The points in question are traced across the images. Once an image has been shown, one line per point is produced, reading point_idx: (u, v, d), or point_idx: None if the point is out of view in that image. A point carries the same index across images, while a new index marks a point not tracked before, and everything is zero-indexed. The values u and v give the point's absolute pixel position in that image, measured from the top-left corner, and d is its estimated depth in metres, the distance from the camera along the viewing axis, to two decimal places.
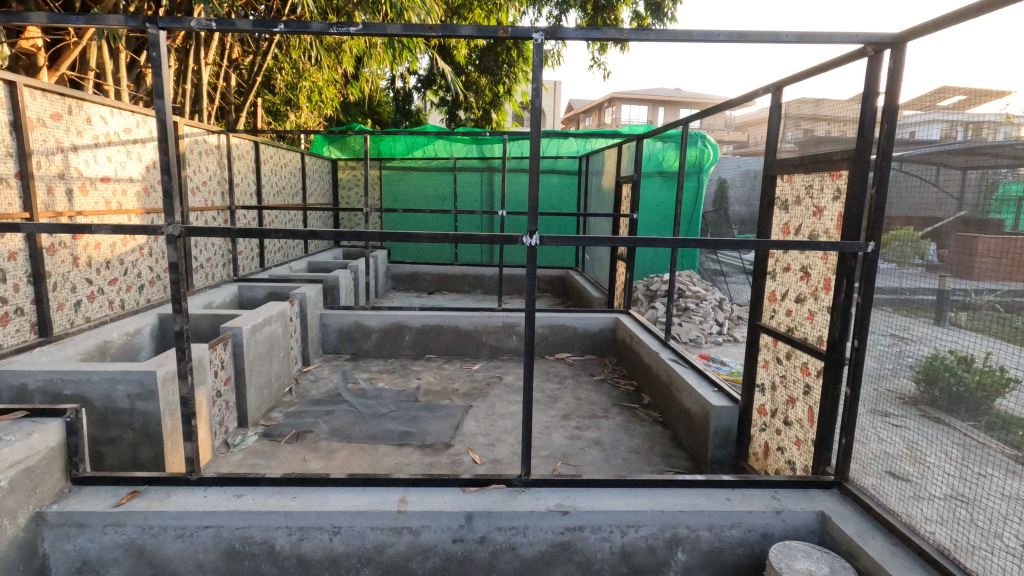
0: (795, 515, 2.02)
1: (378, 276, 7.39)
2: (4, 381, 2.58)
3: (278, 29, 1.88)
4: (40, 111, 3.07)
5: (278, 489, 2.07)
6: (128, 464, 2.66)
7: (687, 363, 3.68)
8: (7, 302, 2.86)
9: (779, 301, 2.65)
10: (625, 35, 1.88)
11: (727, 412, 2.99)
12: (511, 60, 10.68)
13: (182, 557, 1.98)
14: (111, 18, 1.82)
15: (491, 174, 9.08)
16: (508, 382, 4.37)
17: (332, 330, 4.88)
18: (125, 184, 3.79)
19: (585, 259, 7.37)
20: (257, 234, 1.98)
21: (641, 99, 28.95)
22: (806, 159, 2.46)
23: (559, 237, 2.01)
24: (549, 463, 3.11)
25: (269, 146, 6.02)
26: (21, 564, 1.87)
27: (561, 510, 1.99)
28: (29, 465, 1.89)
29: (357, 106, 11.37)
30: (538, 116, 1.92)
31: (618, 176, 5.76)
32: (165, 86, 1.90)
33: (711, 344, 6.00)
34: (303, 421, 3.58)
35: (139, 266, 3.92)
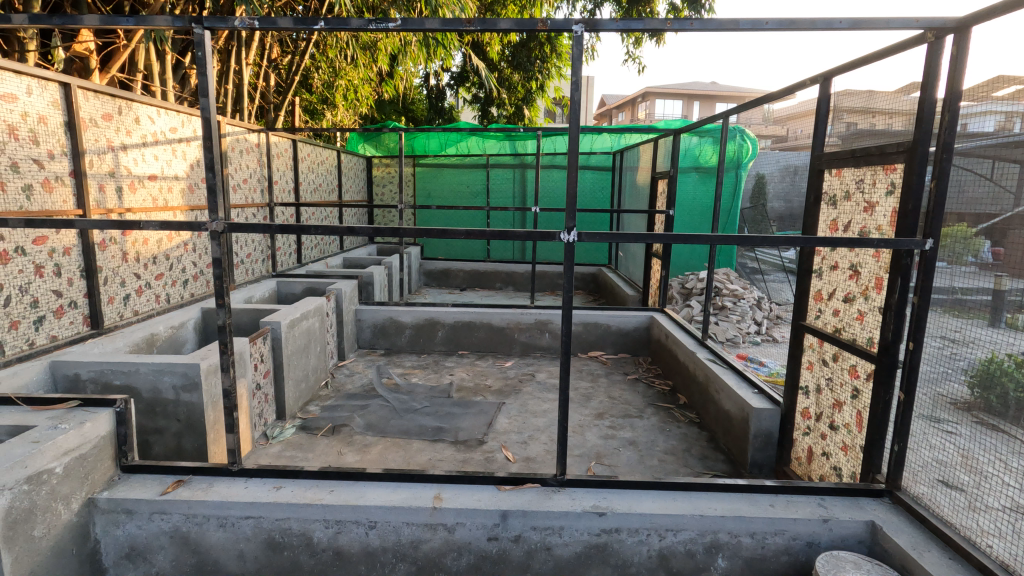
0: (843, 524, 1.93)
1: (411, 272, 7.46)
2: (59, 371, 2.70)
3: (319, 27, 1.90)
4: (92, 112, 3.19)
5: (316, 483, 2.10)
6: (173, 454, 2.75)
7: (725, 363, 3.58)
8: (62, 295, 2.98)
9: (825, 300, 2.55)
10: (668, 25, 1.82)
11: (767, 414, 2.90)
12: (544, 56, 10.60)
13: (224, 546, 2.03)
14: (159, 19, 1.87)
15: (524, 170, 9.04)
16: (541, 380, 4.34)
17: (367, 326, 4.95)
18: (171, 182, 3.91)
19: (619, 256, 7.27)
20: (296, 230, 2.00)
21: (675, 94, 28.43)
22: (857, 152, 2.35)
23: (598, 234, 1.97)
24: (584, 462, 3.07)
25: (307, 144, 6.13)
26: (74, 547, 1.95)
27: (598, 512, 1.96)
28: (82, 453, 1.97)
29: (391, 103, 11.48)
30: (577, 111, 1.87)
31: (654, 172, 5.65)
32: (210, 85, 1.94)
33: (749, 344, 5.85)
34: (339, 414, 3.64)
35: (183, 262, 4.04)
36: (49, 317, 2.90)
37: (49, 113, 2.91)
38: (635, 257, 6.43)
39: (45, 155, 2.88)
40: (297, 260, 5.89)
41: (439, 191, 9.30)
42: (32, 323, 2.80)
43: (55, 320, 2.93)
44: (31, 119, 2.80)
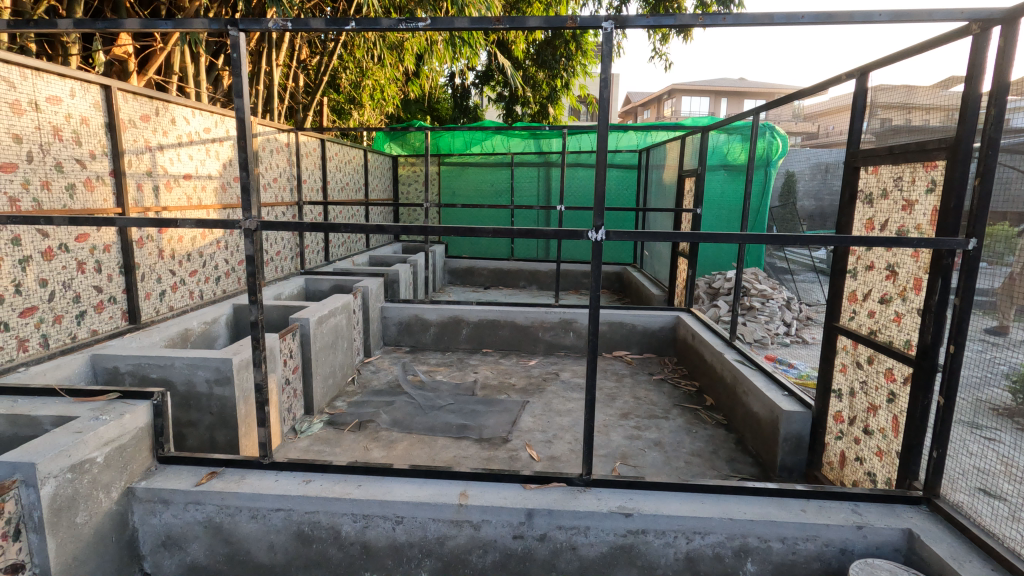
0: (878, 531, 1.88)
1: (436, 270, 7.51)
2: (99, 364, 2.80)
3: (350, 27, 1.92)
4: (131, 113, 3.29)
5: (344, 477, 2.14)
6: (207, 446, 2.82)
7: (754, 364, 3.51)
8: (102, 291, 3.08)
9: (860, 301, 2.48)
10: (700, 20, 1.79)
11: (798, 417, 2.83)
12: (569, 54, 10.51)
13: (255, 537, 2.07)
14: (196, 22, 1.91)
15: (548, 169, 9.02)
16: (565, 379, 4.32)
17: (392, 323, 5.00)
18: (204, 181, 4.01)
19: (644, 255, 7.20)
20: (326, 228, 2.03)
21: (702, 91, 28.01)
22: (895, 149, 2.28)
23: (626, 232, 1.95)
24: (608, 462, 3.05)
25: (334, 143, 6.22)
26: (114, 534, 2.01)
27: (624, 512, 1.94)
28: (122, 443, 2.04)
29: (417, 102, 11.56)
30: (606, 109, 1.86)
31: (680, 170, 5.58)
32: (244, 86, 1.98)
33: (778, 345, 5.73)
34: (365, 410, 3.69)
35: (216, 259, 4.13)
36: (90, 312, 3.00)
37: (91, 114, 3.01)
38: (661, 256, 6.35)
39: (87, 155, 2.98)
40: (324, 257, 5.98)
41: (464, 189, 9.34)
42: (74, 317, 2.90)
43: (96, 315, 3.04)
44: (73, 121, 2.90)
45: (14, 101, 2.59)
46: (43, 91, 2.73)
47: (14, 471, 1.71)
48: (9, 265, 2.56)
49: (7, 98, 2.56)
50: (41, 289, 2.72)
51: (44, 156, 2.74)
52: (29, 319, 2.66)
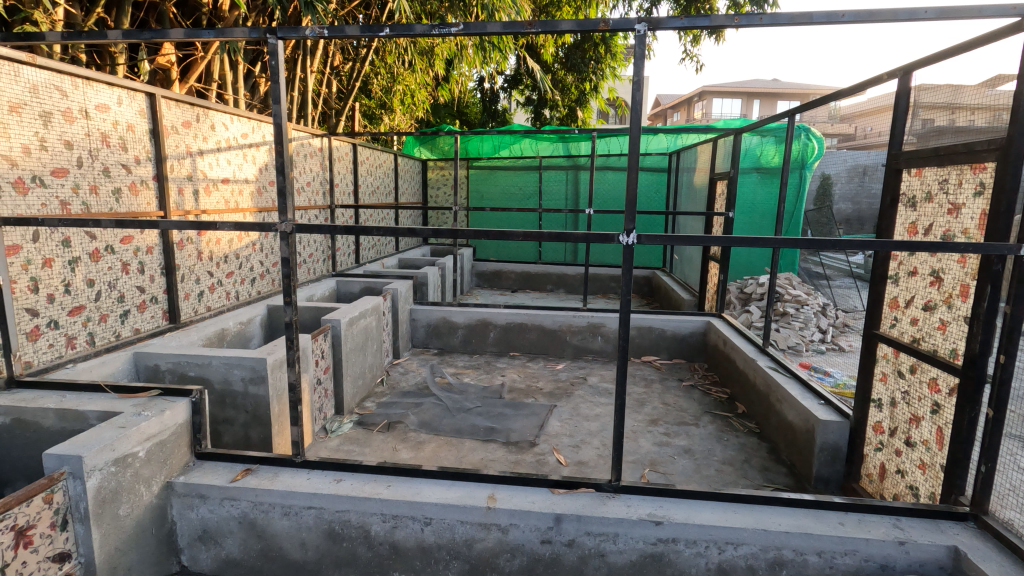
0: (922, 548, 1.81)
1: (464, 273, 7.55)
2: (141, 361, 2.90)
3: (384, 33, 1.95)
4: (174, 120, 3.41)
5: (374, 477, 2.16)
6: (242, 443, 2.90)
7: (788, 372, 3.42)
8: (144, 291, 3.19)
9: (902, 308, 2.39)
10: (736, 21, 1.76)
11: (835, 427, 2.75)
12: (598, 57, 10.51)
13: (288, 534, 2.11)
14: (237, 31, 1.97)
15: (577, 172, 8.99)
16: (593, 384, 4.29)
17: (421, 325, 5.04)
18: (241, 185, 4.12)
19: (674, 259, 7.12)
20: (359, 231, 2.07)
21: (734, 92, 27.54)
22: (941, 150, 2.18)
23: (657, 235, 1.93)
24: (637, 469, 3.01)
25: (366, 148, 6.32)
26: (154, 526, 2.07)
27: (654, 520, 1.91)
28: (162, 439, 2.10)
29: (446, 107, 11.67)
30: (638, 113, 1.84)
31: (712, 173, 5.50)
32: (281, 92, 2.03)
33: (813, 353, 5.57)
34: (393, 411, 3.72)
35: (251, 261, 4.24)
36: (133, 311, 3.11)
37: (136, 121, 3.13)
38: (691, 260, 6.26)
39: (132, 161, 3.10)
40: (355, 260, 6.07)
41: (492, 193, 9.38)
42: (119, 316, 3.02)
43: (138, 314, 3.15)
44: (120, 128, 3.02)
45: (66, 109, 2.71)
46: (93, 100, 2.85)
47: (62, 464, 1.78)
48: (60, 265, 2.68)
49: (60, 106, 2.68)
50: (88, 288, 2.83)
51: (92, 162, 2.86)
52: (77, 318, 2.77)
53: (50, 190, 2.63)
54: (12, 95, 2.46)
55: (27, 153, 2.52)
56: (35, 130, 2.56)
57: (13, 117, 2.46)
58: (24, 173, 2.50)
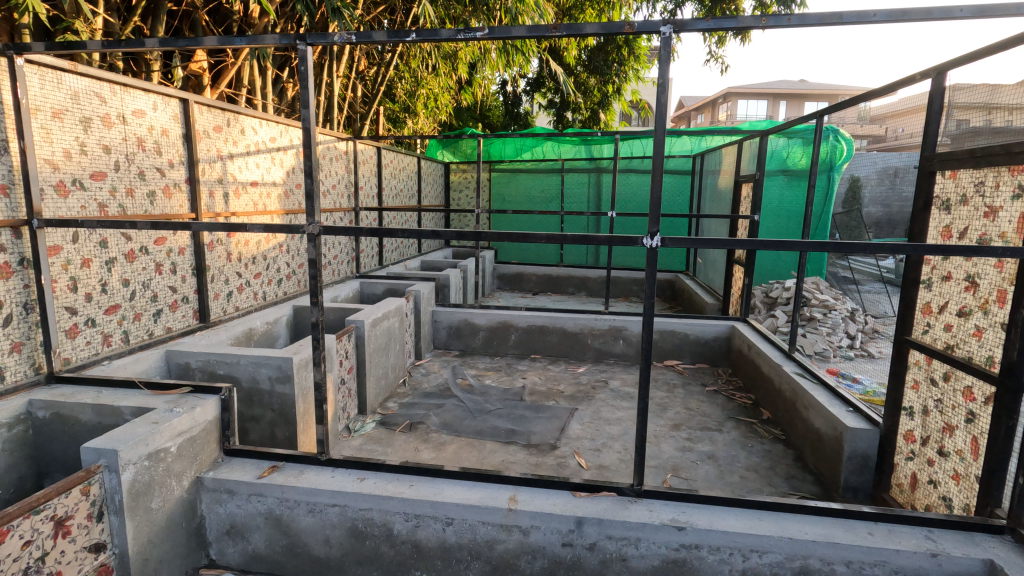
0: (956, 560, 1.75)
1: (485, 275, 7.58)
2: (173, 359, 2.99)
3: (410, 38, 1.97)
4: (206, 124, 3.50)
5: (397, 476, 2.19)
6: (268, 440, 2.95)
7: (815, 378, 3.35)
8: (176, 291, 3.28)
9: (935, 314, 2.33)
10: (763, 22, 1.74)
11: (864, 435, 2.68)
12: (621, 59, 10.48)
13: (312, 531, 2.15)
14: (268, 38, 2.02)
15: (599, 175, 8.97)
16: (615, 388, 4.26)
17: (442, 327, 5.08)
18: (269, 188, 4.20)
19: (698, 262, 7.03)
20: (384, 233, 2.09)
21: (759, 94, 27.17)
22: (977, 151, 2.12)
23: (681, 238, 1.91)
24: (659, 474, 2.98)
25: (390, 151, 6.40)
26: (184, 520, 2.13)
27: (677, 525, 1.90)
28: (192, 434, 2.16)
29: (469, 110, 11.74)
30: (663, 115, 1.84)
31: (737, 175, 5.42)
32: (310, 96, 2.07)
33: (841, 359, 5.45)
34: (415, 412, 3.75)
35: (278, 262, 4.32)
36: (166, 311, 3.20)
37: (170, 126, 3.23)
38: (715, 264, 6.18)
39: (166, 164, 3.20)
40: (378, 262, 6.15)
41: (514, 196, 9.41)
42: (152, 315, 3.11)
43: (170, 314, 3.24)
44: (155, 132, 3.12)
45: (105, 115, 2.81)
46: (130, 106, 2.94)
47: (99, 457, 1.84)
48: (97, 266, 2.77)
49: (99, 112, 2.77)
50: (124, 288, 2.93)
51: (129, 166, 2.96)
52: (113, 316, 2.86)
53: (89, 193, 2.73)
54: (55, 102, 2.55)
55: (69, 157, 2.62)
56: (76, 135, 2.66)
57: (56, 122, 2.56)
58: (65, 176, 2.60)
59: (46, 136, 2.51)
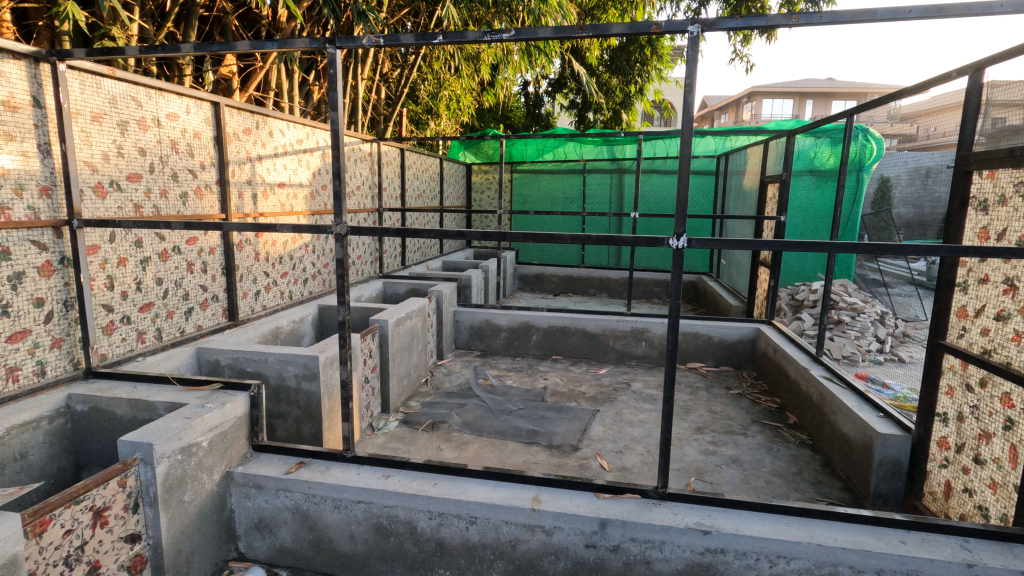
0: (992, 572, 1.70)
1: (506, 275, 7.59)
2: (203, 356, 3.06)
3: (437, 41, 1.99)
4: (236, 127, 3.58)
5: (421, 475, 2.21)
6: (294, 437, 3.00)
7: (844, 383, 3.28)
8: (207, 289, 3.36)
9: (971, 318, 2.27)
10: (793, 20, 1.71)
11: (895, 441, 2.62)
12: (644, 58, 10.43)
13: (338, 527, 2.18)
14: (298, 41, 2.05)
15: (622, 175, 8.92)
16: (637, 390, 4.22)
17: (464, 327, 5.11)
18: (296, 189, 4.27)
19: (722, 264, 6.95)
20: (408, 233, 2.11)
21: (784, 92, 26.71)
22: (1017, 150, 2.06)
23: (708, 239, 1.90)
24: (682, 477, 2.95)
25: (413, 152, 6.45)
26: (214, 513, 2.18)
27: (702, 529, 1.88)
28: (223, 430, 2.21)
29: (491, 111, 11.78)
30: (690, 115, 1.82)
31: (763, 175, 5.34)
32: (339, 99, 2.10)
33: (869, 363, 5.33)
34: (437, 411, 3.78)
35: (304, 262, 4.39)
36: (197, 309, 3.28)
37: (202, 129, 3.31)
38: (740, 266, 6.10)
39: (198, 166, 3.28)
40: (401, 262, 6.21)
41: (535, 197, 9.41)
42: (183, 313, 3.19)
43: (201, 311, 3.32)
44: (188, 135, 3.19)
45: (141, 119, 2.89)
46: (164, 109, 3.03)
47: (135, 450, 1.90)
48: (133, 265, 2.86)
49: (135, 115, 2.86)
50: (157, 286, 3.01)
51: (163, 167, 3.04)
52: (147, 314, 2.95)
53: (125, 194, 2.82)
54: (93, 106, 2.64)
55: (106, 159, 2.71)
56: (114, 138, 2.74)
57: (95, 125, 2.64)
58: (103, 178, 2.69)
59: (86, 139, 2.60)
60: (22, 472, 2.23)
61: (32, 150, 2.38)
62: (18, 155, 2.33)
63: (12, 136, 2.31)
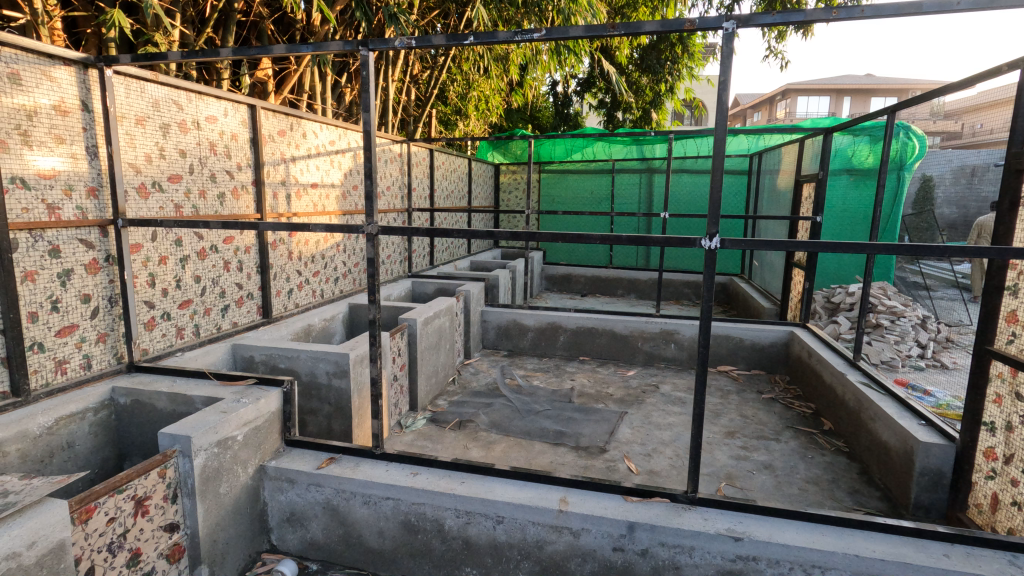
0: None
1: (534, 276, 7.59)
2: (238, 352, 3.15)
3: (469, 41, 2.00)
4: (271, 129, 3.66)
5: (448, 473, 2.22)
6: (325, 433, 3.06)
7: (883, 389, 3.17)
8: (242, 287, 3.45)
9: (1022, 322, 2.16)
10: (833, 14, 1.66)
11: (938, 451, 2.51)
12: (675, 57, 10.28)
13: (367, 522, 2.21)
14: (332, 44, 2.09)
15: (651, 175, 8.83)
16: (666, 393, 4.16)
17: (491, 327, 5.12)
18: (328, 189, 4.35)
19: (754, 266, 6.81)
20: (438, 233, 2.12)
21: (819, 90, 26.03)
22: None
23: (742, 240, 1.85)
24: (712, 482, 2.90)
25: (442, 153, 6.50)
26: (249, 505, 2.24)
27: (733, 536, 1.84)
28: (257, 424, 2.27)
29: (519, 112, 11.77)
30: (724, 114, 1.79)
31: (798, 175, 5.21)
32: (371, 101, 2.13)
33: (910, 369, 5.14)
34: (464, 410, 3.79)
35: (335, 261, 4.46)
36: (233, 306, 3.37)
37: (239, 131, 3.40)
38: (773, 267, 5.95)
39: (234, 167, 3.37)
40: (429, 261, 6.26)
41: (563, 197, 9.39)
42: (220, 310, 3.28)
43: (237, 309, 3.40)
44: (225, 137, 3.29)
45: (181, 121, 2.99)
46: (204, 112, 3.12)
47: (174, 442, 1.96)
48: (173, 263, 2.96)
49: (176, 118, 2.95)
50: (196, 284, 3.11)
51: (202, 169, 3.13)
52: (186, 310, 3.05)
53: (166, 194, 2.92)
54: (137, 109, 2.74)
55: (149, 161, 2.81)
56: (156, 140, 2.84)
57: (139, 128, 2.74)
58: (146, 179, 2.79)
59: (131, 141, 2.70)
60: (69, 461, 2.33)
61: (80, 152, 2.49)
62: (68, 157, 2.43)
63: (63, 139, 2.42)
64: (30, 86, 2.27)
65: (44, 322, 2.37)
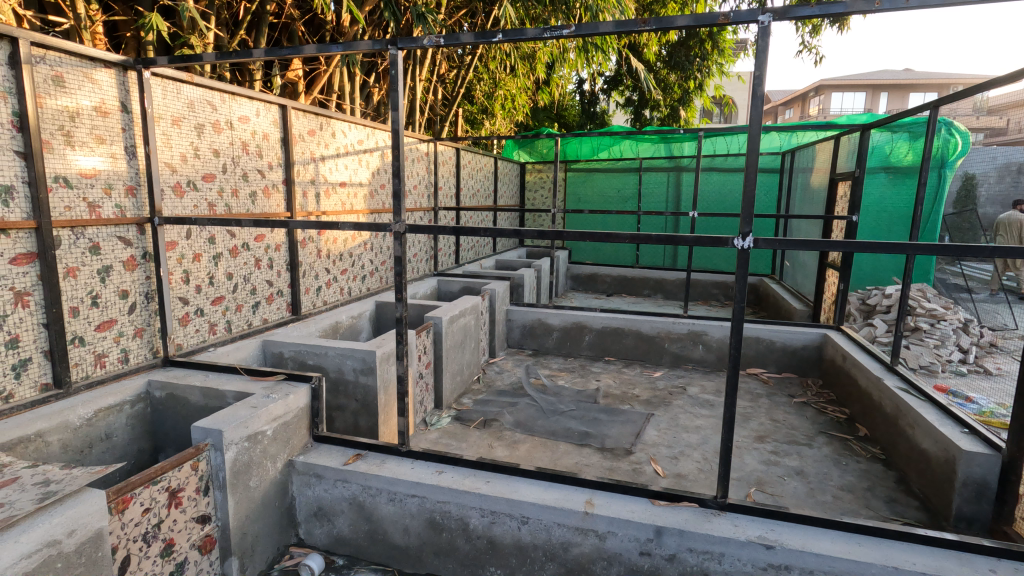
0: None
1: (559, 276, 7.56)
2: (268, 348, 3.20)
3: (496, 39, 1.98)
4: (301, 128, 3.72)
5: (473, 472, 2.22)
6: (351, 429, 3.09)
7: (922, 395, 3.05)
8: (273, 284, 3.51)
9: None
10: (876, 4, 1.60)
11: (982, 460, 2.40)
12: (704, 53, 10.10)
13: (392, 519, 2.22)
14: (362, 44, 2.10)
15: (679, 174, 8.69)
16: (693, 395, 4.09)
17: (516, 326, 5.11)
18: (356, 188, 4.40)
19: (785, 266, 6.65)
20: (463, 232, 2.12)
21: (855, 86, 25.32)
22: None
23: (776, 239, 1.80)
24: (742, 487, 2.83)
25: (469, 152, 6.51)
26: (277, 499, 2.27)
27: (765, 544, 1.79)
28: (286, 420, 2.31)
29: (545, 110, 11.73)
30: (759, 109, 1.73)
31: (833, 172, 5.05)
32: (399, 99, 2.13)
33: (950, 374, 4.95)
34: (489, 409, 3.79)
35: (363, 259, 4.50)
36: (263, 303, 3.43)
37: (270, 130, 3.45)
38: (806, 267, 5.79)
39: (266, 167, 3.43)
40: (455, 260, 6.29)
41: (589, 196, 9.33)
42: (251, 306, 3.34)
43: (267, 305, 3.47)
44: (257, 136, 3.34)
45: (215, 122, 3.05)
46: (236, 112, 3.18)
47: (206, 436, 2.00)
48: (206, 260, 3.02)
49: (210, 119, 3.02)
50: (228, 281, 3.18)
51: (234, 168, 3.19)
52: (218, 307, 3.12)
53: (200, 193, 2.98)
54: (174, 110, 2.81)
55: (184, 160, 2.88)
56: (191, 140, 2.91)
57: (174, 128, 2.81)
58: (181, 178, 2.86)
59: (167, 141, 2.77)
60: (108, 452, 2.40)
61: (119, 152, 2.56)
62: (108, 157, 2.51)
63: (103, 140, 2.49)
64: (73, 88, 2.35)
65: (85, 317, 2.45)
